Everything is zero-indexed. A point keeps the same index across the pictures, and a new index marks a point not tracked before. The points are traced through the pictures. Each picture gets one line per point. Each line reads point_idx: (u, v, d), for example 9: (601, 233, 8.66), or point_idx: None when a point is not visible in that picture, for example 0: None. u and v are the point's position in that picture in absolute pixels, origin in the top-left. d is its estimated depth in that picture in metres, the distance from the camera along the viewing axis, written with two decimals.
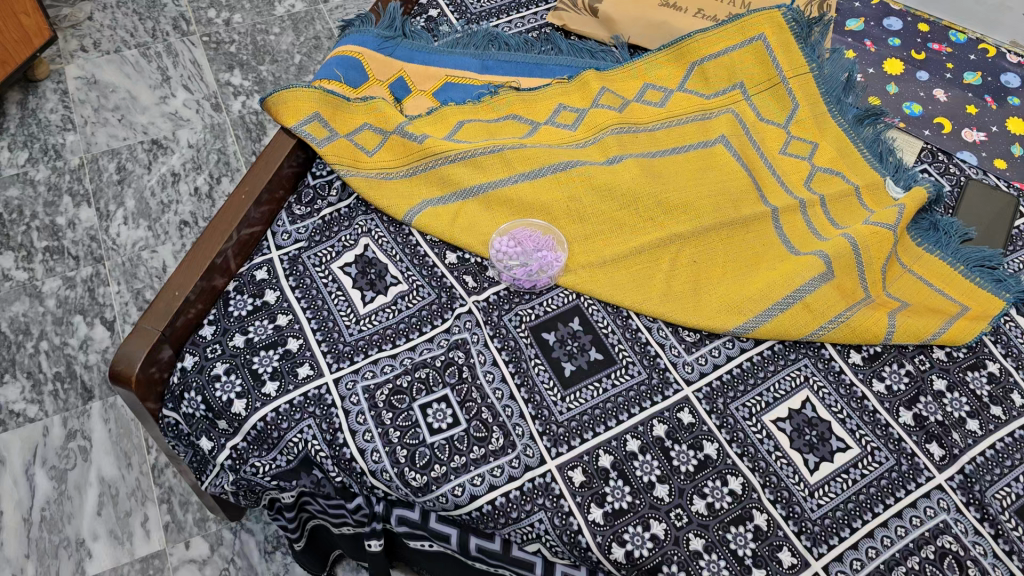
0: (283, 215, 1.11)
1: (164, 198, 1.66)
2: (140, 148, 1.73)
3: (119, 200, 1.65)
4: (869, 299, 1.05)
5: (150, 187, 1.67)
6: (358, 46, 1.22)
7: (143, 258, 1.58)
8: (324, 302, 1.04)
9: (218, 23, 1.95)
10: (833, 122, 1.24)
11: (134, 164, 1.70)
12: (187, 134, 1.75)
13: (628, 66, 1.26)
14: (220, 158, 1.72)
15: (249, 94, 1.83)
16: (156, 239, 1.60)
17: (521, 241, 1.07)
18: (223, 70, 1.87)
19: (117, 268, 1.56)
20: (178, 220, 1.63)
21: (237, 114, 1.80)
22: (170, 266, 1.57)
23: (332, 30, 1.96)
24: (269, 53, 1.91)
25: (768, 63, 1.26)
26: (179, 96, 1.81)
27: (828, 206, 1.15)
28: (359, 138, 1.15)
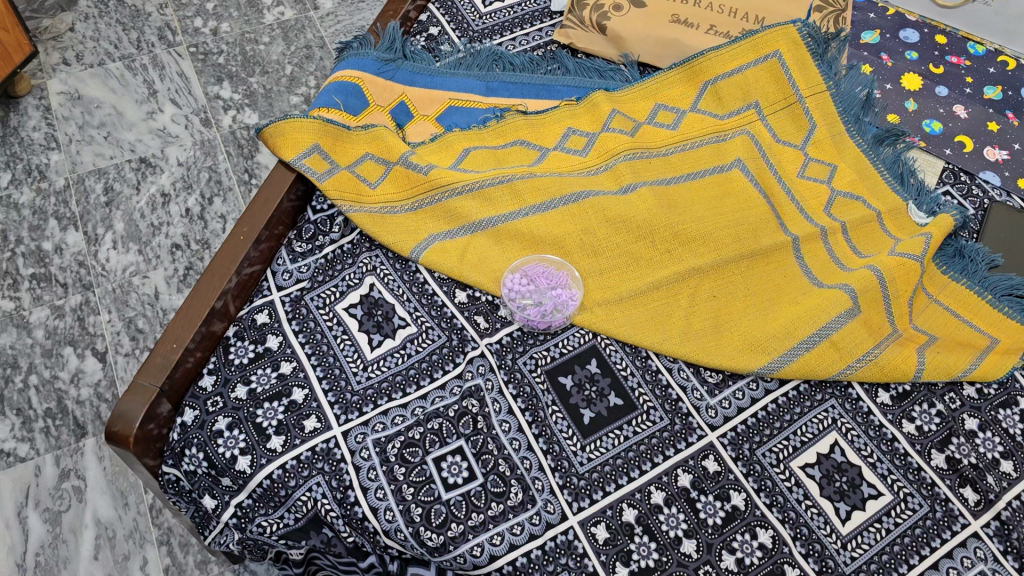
0: (283, 253, 1.06)
1: (154, 220, 1.60)
2: (127, 167, 1.67)
3: (107, 223, 1.59)
4: (896, 334, 1.01)
5: (140, 208, 1.61)
6: (357, 70, 1.18)
7: (134, 284, 1.52)
8: (330, 347, 0.99)
9: (205, 33, 1.88)
10: (850, 142, 1.20)
11: (122, 184, 1.64)
12: (176, 151, 1.70)
13: (638, 86, 1.21)
14: (211, 176, 1.66)
15: (239, 108, 1.77)
16: (148, 263, 1.54)
17: (534, 279, 1.02)
18: (212, 83, 1.80)
19: (107, 295, 1.50)
20: (169, 243, 1.57)
21: (228, 129, 1.74)
22: (163, 292, 1.52)
23: (324, 39, 1.89)
24: (259, 64, 1.84)
25: (784, 82, 1.21)
26: (167, 111, 1.75)
27: (850, 233, 1.11)
28: (361, 170, 1.10)
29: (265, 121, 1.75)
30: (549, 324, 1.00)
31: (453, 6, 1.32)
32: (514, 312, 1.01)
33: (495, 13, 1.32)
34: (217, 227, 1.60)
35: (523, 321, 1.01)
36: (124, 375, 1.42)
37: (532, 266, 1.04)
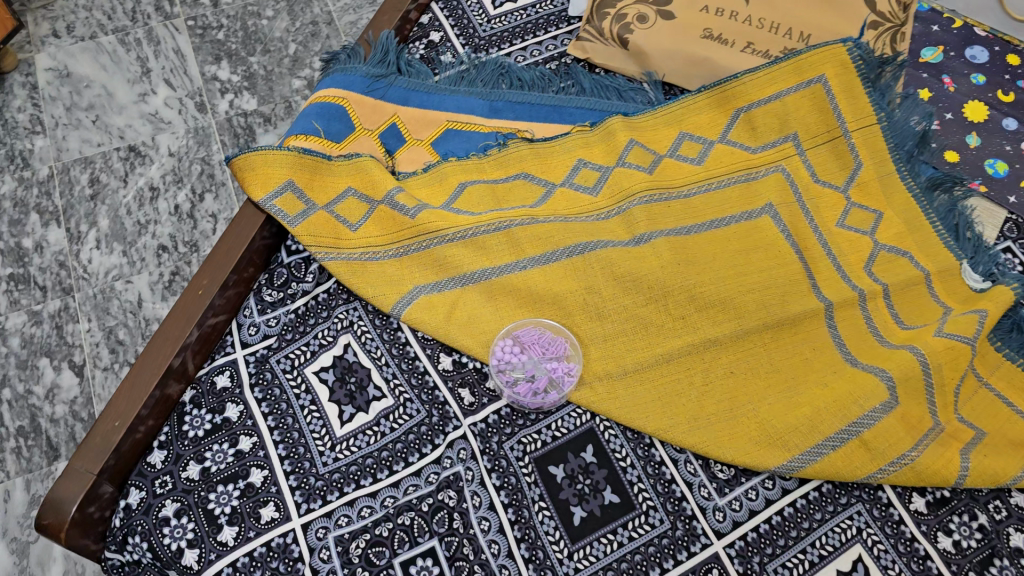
0: (251, 301, 0.96)
1: (141, 218, 1.49)
2: (115, 155, 1.55)
3: (91, 219, 1.49)
4: (939, 429, 0.88)
5: (126, 204, 1.51)
6: (344, 90, 1.05)
7: (116, 290, 1.43)
8: (295, 420, 0.90)
9: (205, 5, 1.72)
10: (901, 185, 1.04)
11: (108, 175, 1.53)
12: (167, 140, 1.57)
13: (661, 110, 1.07)
14: (204, 169, 1.54)
15: (237, 92, 1.62)
16: (132, 267, 1.45)
17: (527, 347, 0.91)
18: (210, 63, 1.65)
19: (88, 301, 1.42)
20: (155, 244, 1.47)
21: (225, 116, 1.60)
22: (145, 300, 1.42)
23: (332, 14, 1.71)
24: (260, 42, 1.68)
25: (828, 111, 1.06)
26: (160, 94, 1.61)
27: (892, 298, 0.97)
28: (341, 209, 0.98)
29: (264, 108, 1.60)
30: (543, 402, 0.89)
31: (460, 8, 1.18)
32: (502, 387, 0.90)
33: (505, 17, 1.17)
34: (207, 228, 1.49)
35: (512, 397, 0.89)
36: (101, 393, 1.35)
37: (526, 330, 0.92)
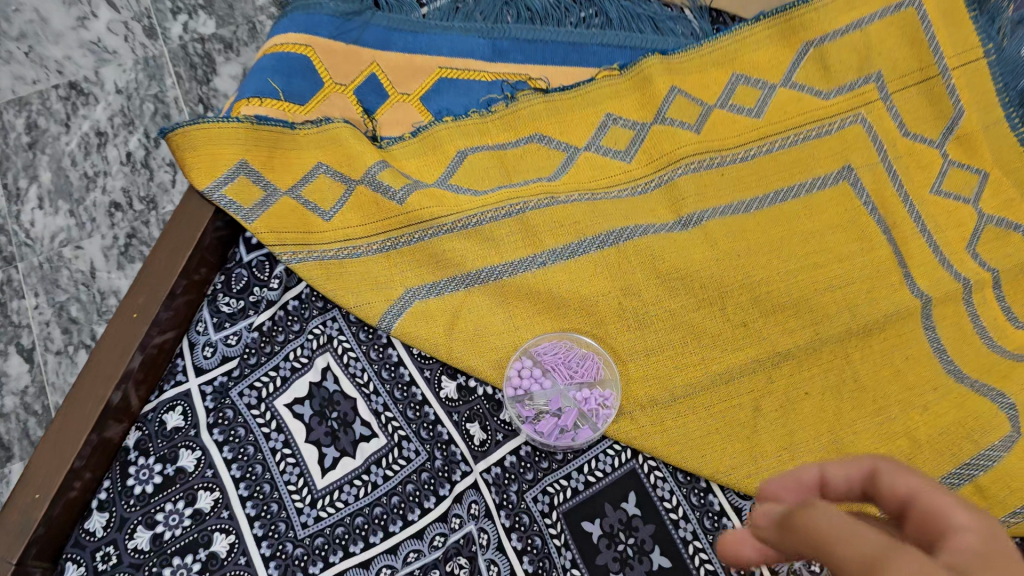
0: (205, 312, 0.77)
1: (88, 169, 1.18)
2: (54, 94, 1.21)
3: (31, 172, 1.18)
4: None
5: (71, 153, 1.19)
6: (306, 34, 0.83)
7: (65, 257, 1.16)
8: (265, 469, 0.72)
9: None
10: (1014, 137, 0.81)
11: (47, 118, 1.20)
12: (113, 73, 1.21)
13: (710, 45, 0.85)
14: (157, 108, 1.20)
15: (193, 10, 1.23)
16: (80, 230, 1.16)
17: (551, 370, 0.74)
18: None
19: (33, 272, 1.15)
20: (107, 201, 1.17)
21: (178, 41, 1.22)
22: (100, 270, 1.15)
23: None
24: None
25: (920, 43, 0.84)
26: (103, 17, 1.21)
27: (1004, 288, 0.78)
28: (310, 193, 0.77)
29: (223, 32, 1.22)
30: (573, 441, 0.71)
31: None
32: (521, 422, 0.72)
33: None
34: (165, 180, 1.18)
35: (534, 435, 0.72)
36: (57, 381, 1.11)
37: (551, 347, 0.75)
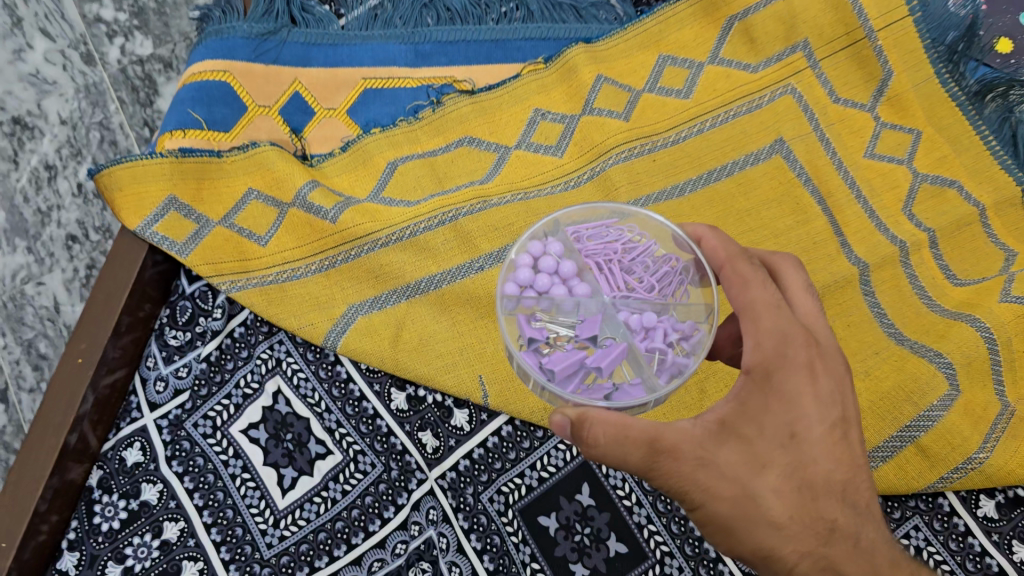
0: (153, 347, 0.78)
1: (40, 204, 1.12)
2: None
3: None
4: (1010, 413, 0.71)
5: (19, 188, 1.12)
6: (224, 58, 0.81)
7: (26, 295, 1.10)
8: (227, 495, 0.73)
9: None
10: (942, 93, 0.83)
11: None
12: (55, 104, 1.14)
13: (633, 29, 0.85)
14: (103, 137, 1.14)
15: (129, 33, 1.17)
16: (40, 266, 1.11)
17: (595, 271, 0.58)
18: None
19: None
20: (63, 234, 1.11)
21: (117, 65, 1.16)
22: (65, 305, 1.10)
23: None
24: None
25: (845, 8, 0.84)
26: (37, 48, 1.14)
27: (940, 246, 0.79)
28: (244, 220, 0.78)
29: (162, 52, 1.17)
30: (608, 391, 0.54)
31: None
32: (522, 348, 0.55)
33: None
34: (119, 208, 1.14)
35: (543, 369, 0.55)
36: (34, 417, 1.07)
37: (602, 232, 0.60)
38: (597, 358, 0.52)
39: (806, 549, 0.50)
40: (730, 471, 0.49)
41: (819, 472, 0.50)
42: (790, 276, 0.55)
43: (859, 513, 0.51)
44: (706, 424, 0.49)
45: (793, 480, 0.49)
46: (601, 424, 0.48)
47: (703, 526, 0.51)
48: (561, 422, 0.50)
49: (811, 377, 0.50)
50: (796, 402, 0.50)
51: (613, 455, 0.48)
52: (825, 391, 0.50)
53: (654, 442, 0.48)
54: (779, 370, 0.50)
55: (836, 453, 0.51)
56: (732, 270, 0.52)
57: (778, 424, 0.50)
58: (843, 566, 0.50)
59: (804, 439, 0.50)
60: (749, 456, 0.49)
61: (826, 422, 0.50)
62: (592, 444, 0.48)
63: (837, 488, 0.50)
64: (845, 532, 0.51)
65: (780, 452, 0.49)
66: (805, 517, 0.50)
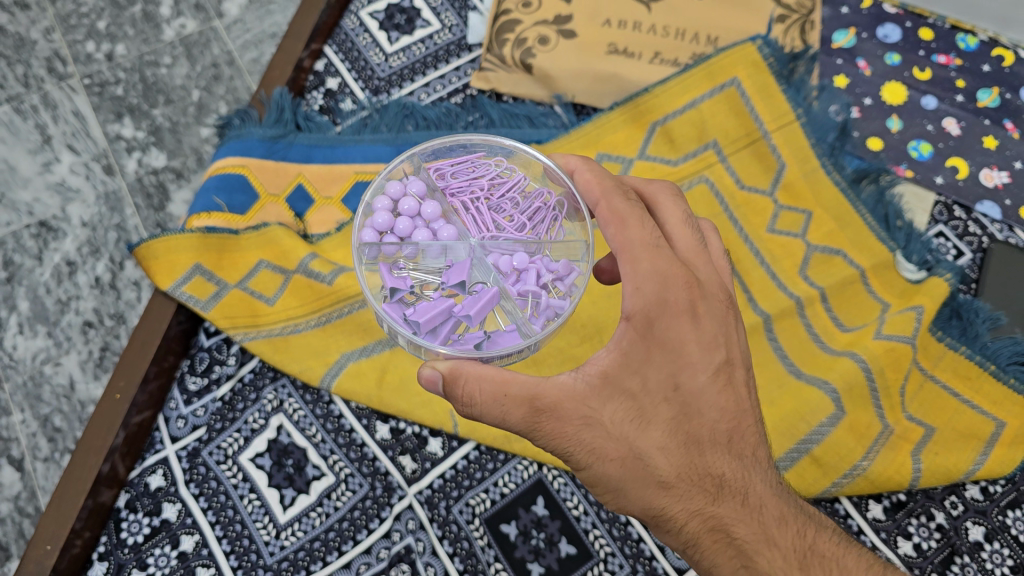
0: (175, 392, 0.92)
1: (62, 294, 1.11)
2: (24, 234, 1.14)
3: (8, 302, 1.10)
4: (888, 431, 0.90)
5: (45, 282, 1.12)
6: (241, 156, 0.98)
7: (45, 375, 1.07)
8: (236, 511, 0.87)
9: (100, 60, 1.25)
10: (827, 179, 1.02)
11: (21, 254, 1.13)
12: (78, 209, 1.16)
13: (575, 133, 1.02)
14: (121, 237, 1.14)
15: (147, 148, 1.20)
16: (59, 347, 1.08)
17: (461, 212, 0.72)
18: (110, 120, 1.22)
19: (18, 391, 1.06)
20: (81, 320, 1.09)
21: (134, 175, 1.18)
22: (84, 386, 1.06)
23: (232, 54, 1.27)
24: (160, 91, 1.23)
25: (745, 115, 1.04)
26: (64, 161, 1.19)
27: (829, 301, 0.97)
28: (255, 284, 0.93)
29: (179, 164, 1.19)
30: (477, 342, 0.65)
31: (353, 47, 1.12)
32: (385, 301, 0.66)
33: (404, 51, 1.12)
34: (133, 297, 1.11)
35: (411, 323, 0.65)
36: (46, 485, 1.02)
37: (469, 172, 0.74)
38: (461, 309, 0.62)
39: (695, 507, 0.61)
40: (614, 426, 0.58)
41: (703, 425, 0.60)
42: (670, 208, 0.64)
43: (743, 462, 0.62)
44: (590, 380, 0.58)
45: (674, 426, 0.59)
46: (467, 377, 0.57)
47: (595, 485, 0.62)
48: (425, 377, 0.59)
49: (692, 321, 0.59)
50: (678, 349, 0.59)
51: (493, 411, 0.58)
52: (706, 335, 0.60)
53: (535, 404, 0.57)
54: (657, 319, 0.58)
55: (722, 403, 0.60)
56: (609, 210, 0.61)
57: (659, 375, 0.59)
58: (728, 521, 0.61)
59: (686, 387, 0.59)
60: (632, 408, 0.58)
61: (708, 367, 0.60)
62: (456, 397, 0.58)
63: (720, 441, 0.60)
64: (735, 490, 0.61)
65: (665, 399, 0.59)
66: (692, 476, 0.60)
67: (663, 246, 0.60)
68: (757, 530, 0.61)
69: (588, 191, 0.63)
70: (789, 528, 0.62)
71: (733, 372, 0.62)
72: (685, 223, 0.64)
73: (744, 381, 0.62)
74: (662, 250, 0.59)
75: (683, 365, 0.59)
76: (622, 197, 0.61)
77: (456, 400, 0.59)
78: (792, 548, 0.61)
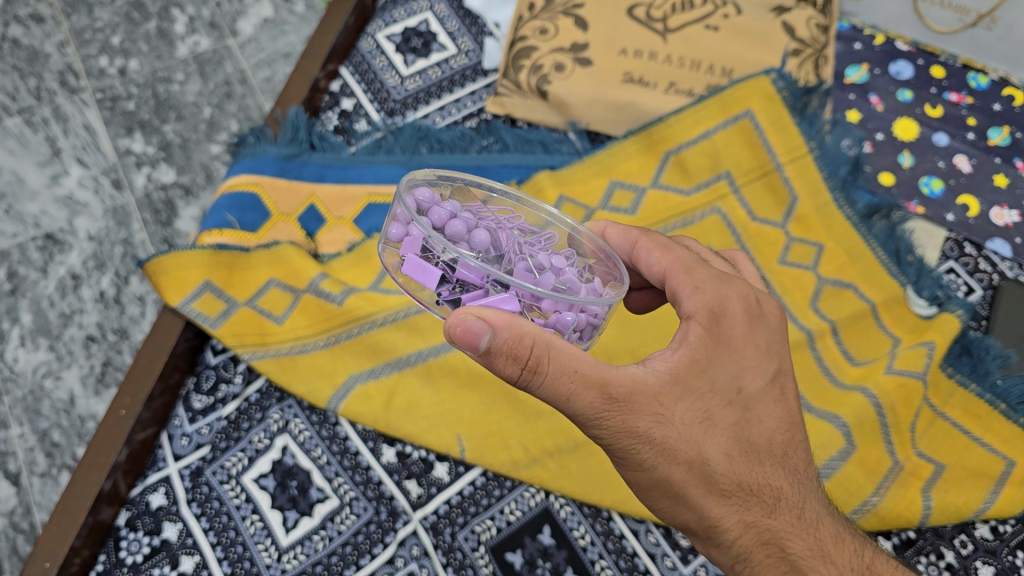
0: (180, 410, 0.91)
1: (65, 308, 1.10)
2: (30, 245, 1.14)
3: (11, 314, 1.10)
4: (899, 467, 0.90)
5: (49, 295, 1.11)
6: (254, 174, 0.98)
7: (46, 389, 1.05)
8: (237, 532, 0.86)
9: (113, 75, 1.25)
10: (838, 214, 1.02)
11: (26, 266, 1.13)
12: (85, 222, 1.15)
13: (588, 160, 1.02)
14: (127, 251, 1.14)
15: (156, 163, 1.20)
16: (61, 361, 1.07)
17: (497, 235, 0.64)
18: (120, 134, 1.22)
19: (16, 404, 1.05)
20: (84, 334, 1.08)
21: (143, 190, 1.18)
22: (83, 400, 1.05)
23: (246, 72, 1.27)
24: (172, 107, 1.24)
25: (759, 146, 1.04)
26: (73, 173, 1.18)
27: (840, 334, 0.97)
28: (264, 303, 0.92)
29: (188, 181, 1.19)
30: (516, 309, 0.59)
31: (369, 69, 1.12)
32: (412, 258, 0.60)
33: (419, 75, 1.12)
34: (137, 312, 1.10)
35: (438, 276, 0.59)
36: (42, 501, 1.00)
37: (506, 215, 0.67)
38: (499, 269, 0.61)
39: (750, 518, 0.60)
40: (683, 426, 0.58)
41: (763, 432, 0.60)
42: (697, 245, 0.71)
43: (797, 476, 0.61)
44: (660, 375, 0.57)
45: (736, 428, 0.59)
46: (536, 339, 0.52)
47: (653, 490, 0.61)
48: (474, 325, 0.51)
49: (752, 326, 0.61)
50: (743, 352, 0.60)
51: (558, 387, 0.54)
52: (764, 343, 0.61)
53: (608, 395, 0.55)
54: (721, 320, 0.60)
55: (778, 412, 0.61)
56: (651, 241, 0.66)
57: (724, 377, 0.59)
58: (784, 535, 0.60)
59: (748, 392, 0.60)
60: (700, 409, 0.58)
61: (764, 375, 0.61)
62: (515, 358, 0.53)
63: (777, 448, 0.61)
64: (791, 504, 0.61)
65: (731, 399, 0.59)
66: (748, 482, 0.60)
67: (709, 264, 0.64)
68: (805, 541, 0.60)
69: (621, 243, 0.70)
70: (844, 547, 0.61)
71: (787, 386, 0.63)
72: (715, 257, 0.71)
73: (795, 395, 0.64)
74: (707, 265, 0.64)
75: (747, 369, 0.60)
76: (658, 234, 0.68)
77: (515, 363, 0.53)
78: (849, 566, 0.60)
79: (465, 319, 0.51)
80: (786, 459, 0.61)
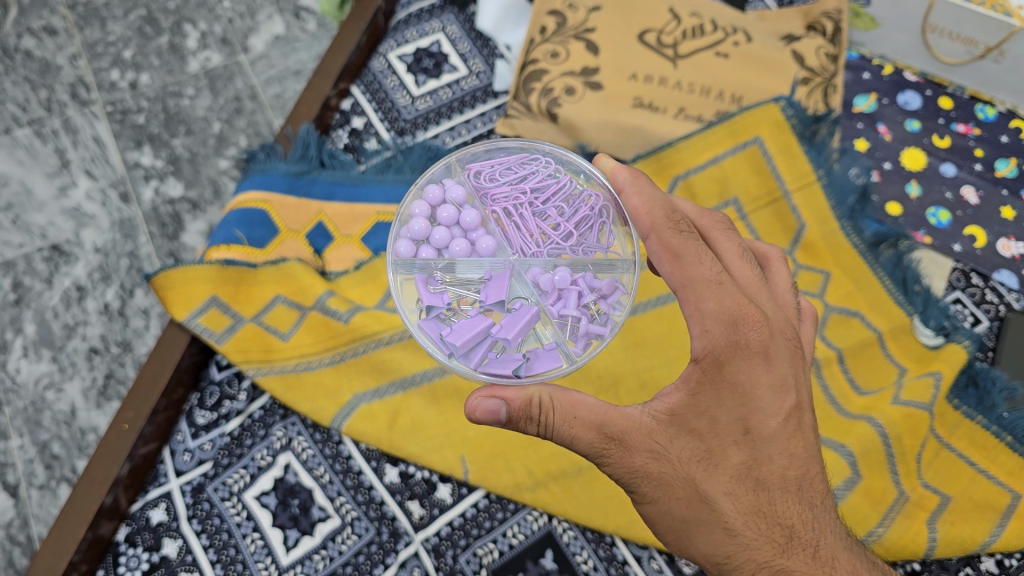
0: (183, 425, 0.91)
1: (69, 319, 1.10)
2: (36, 257, 1.14)
3: (14, 324, 1.10)
4: (903, 498, 0.90)
5: (52, 306, 1.11)
6: (264, 191, 0.99)
7: (46, 401, 1.05)
8: (238, 550, 0.86)
9: (123, 88, 1.26)
10: (847, 242, 1.02)
11: (31, 277, 1.13)
12: (92, 234, 1.16)
13: None
14: (133, 264, 1.14)
15: (164, 177, 1.20)
16: (63, 372, 1.07)
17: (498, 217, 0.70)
18: (128, 147, 1.22)
19: (17, 415, 1.05)
20: (87, 346, 1.08)
21: (150, 204, 1.18)
22: (84, 412, 1.04)
23: (256, 89, 1.27)
24: (181, 121, 1.24)
25: (767, 172, 1.05)
26: (81, 185, 1.19)
27: (847, 363, 0.97)
28: (270, 319, 0.92)
29: (196, 196, 1.19)
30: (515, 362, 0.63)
31: (380, 88, 1.13)
32: (421, 317, 0.65)
33: (430, 95, 1.13)
34: (141, 326, 1.09)
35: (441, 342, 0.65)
36: (40, 514, 0.99)
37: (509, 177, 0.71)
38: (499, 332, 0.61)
39: (762, 558, 0.59)
40: (681, 464, 0.60)
41: (773, 470, 0.60)
42: (728, 245, 0.68)
43: (812, 512, 0.61)
44: (658, 416, 0.60)
45: (744, 465, 0.59)
46: (541, 398, 0.59)
47: (659, 526, 0.62)
48: (486, 407, 0.58)
49: (763, 363, 0.60)
50: (750, 391, 0.59)
51: (561, 433, 0.60)
52: (777, 378, 0.60)
53: (610, 435, 0.60)
54: (728, 361, 0.59)
55: (792, 451, 0.60)
56: (660, 241, 0.63)
57: (728, 418, 0.59)
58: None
59: (757, 432, 0.59)
60: (700, 447, 0.60)
61: (778, 413, 0.60)
62: (531, 419, 0.59)
63: (787, 484, 0.60)
64: (805, 542, 0.60)
65: (737, 438, 0.59)
66: (757, 520, 0.59)
67: (725, 282, 0.62)
68: None
69: (637, 220, 0.64)
70: None
71: (803, 418, 0.62)
72: (742, 257, 0.67)
73: (812, 428, 0.63)
74: (724, 286, 0.61)
75: (756, 407, 0.59)
76: (674, 230, 0.63)
77: (530, 423, 0.60)
78: None
79: (480, 402, 0.58)
80: (797, 494, 0.60)
